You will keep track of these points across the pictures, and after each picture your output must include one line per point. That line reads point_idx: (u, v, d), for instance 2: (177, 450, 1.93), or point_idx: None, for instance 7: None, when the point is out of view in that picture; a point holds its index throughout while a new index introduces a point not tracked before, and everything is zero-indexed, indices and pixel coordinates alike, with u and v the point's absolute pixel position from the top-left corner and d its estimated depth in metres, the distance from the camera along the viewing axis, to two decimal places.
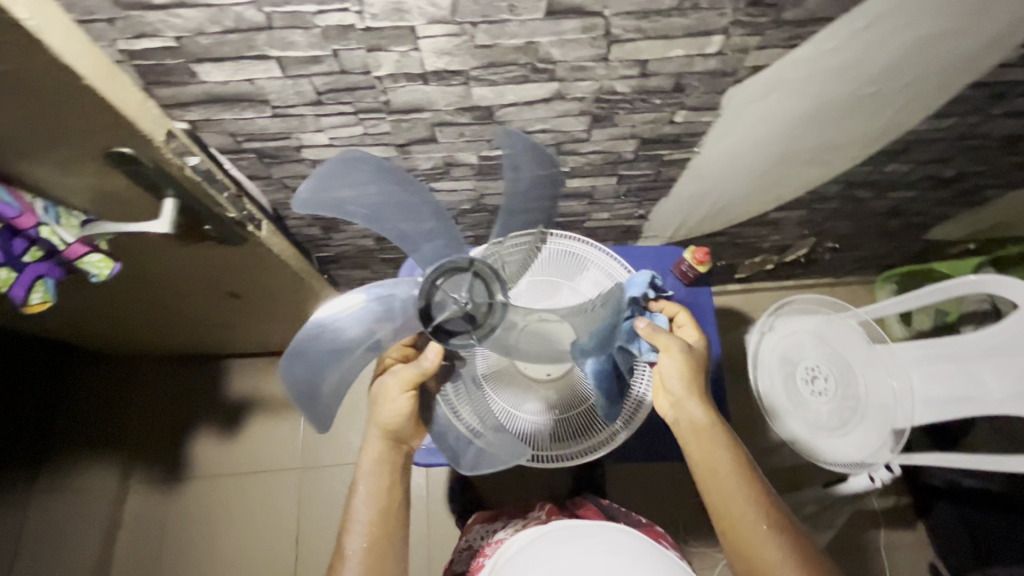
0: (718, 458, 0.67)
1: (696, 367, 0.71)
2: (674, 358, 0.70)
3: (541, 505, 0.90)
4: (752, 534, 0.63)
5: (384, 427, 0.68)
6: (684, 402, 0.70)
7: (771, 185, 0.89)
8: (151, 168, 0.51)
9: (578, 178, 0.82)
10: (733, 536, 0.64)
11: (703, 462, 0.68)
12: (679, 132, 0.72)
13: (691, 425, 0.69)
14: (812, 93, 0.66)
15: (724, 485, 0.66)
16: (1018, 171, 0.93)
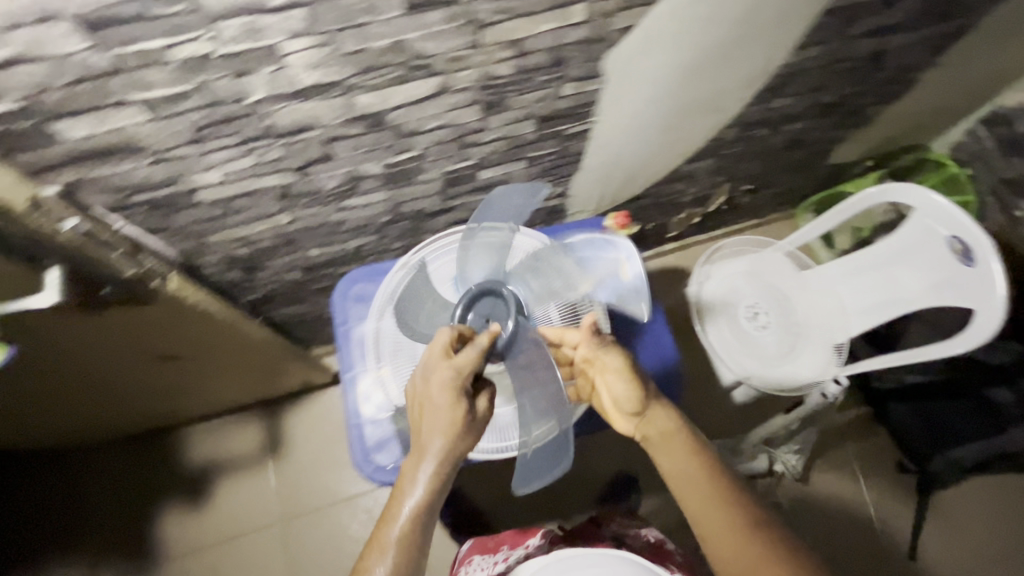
0: (688, 463, 0.67)
1: (641, 377, 0.72)
2: (617, 376, 0.72)
3: (542, 533, 0.89)
4: (731, 533, 0.61)
5: (433, 422, 0.63)
6: (643, 414, 0.72)
7: (673, 140, 0.93)
8: (21, 237, 0.55)
9: (489, 168, 0.83)
10: (708, 539, 0.62)
11: (674, 469, 0.67)
12: (572, 104, 0.74)
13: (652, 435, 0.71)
14: (685, 43, 0.69)
15: (697, 488, 0.64)
16: (889, 86, 1.00)
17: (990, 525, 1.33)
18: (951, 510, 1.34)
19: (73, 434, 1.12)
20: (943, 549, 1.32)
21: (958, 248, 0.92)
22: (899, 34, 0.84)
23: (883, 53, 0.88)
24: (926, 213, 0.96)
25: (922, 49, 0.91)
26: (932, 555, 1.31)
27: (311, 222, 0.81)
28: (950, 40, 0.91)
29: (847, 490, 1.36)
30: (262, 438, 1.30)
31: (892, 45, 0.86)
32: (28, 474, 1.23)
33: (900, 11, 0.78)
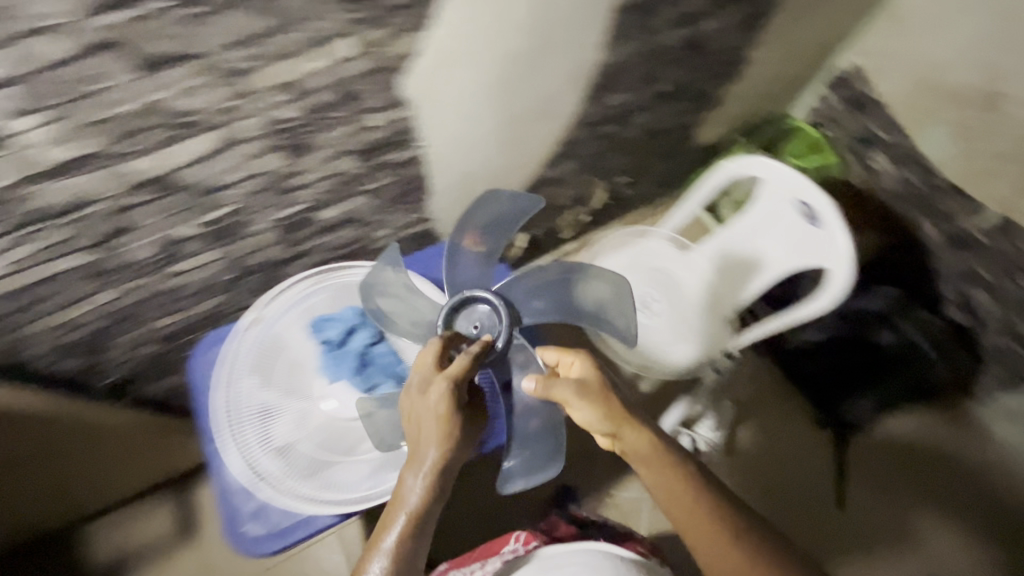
0: (668, 483, 0.67)
1: (607, 398, 0.70)
2: (585, 405, 0.70)
3: (518, 536, 0.89)
4: (715, 546, 0.64)
5: (433, 427, 0.66)
6: (620, 434, 0.69)
7: (519, 150, 0.93)
8: None
9: (326, 207, 0.80)
10: (696, 551, 0.65)
11: (659, 489, 0.68)
12: (387, 134, 0.72)
13: (632, 454, 0.69)
14: (481, 59, 0.68)
15: (680, 507, 0.66)
16: (721, 68, 1.04)
17: (906, 464, 1.37)
18: (867, 456, 1.39)
19: None
20: (869, 496, 1.36)
21: (808, 210, 0.98)
22: (706, 20, 0.87)
23: (699, 39, 0.91)
24: (775, 182, 1.01)
25: (737, 30, 0.95)
26: (857, 504, 1.35)
27: (143, 293, 0.76)
28: (759, 17, 0.95)
29: (772, 455, 1.39)
30: (172, 520, 1.17)
31: (704, 30, 0.90)
32: None
33: None
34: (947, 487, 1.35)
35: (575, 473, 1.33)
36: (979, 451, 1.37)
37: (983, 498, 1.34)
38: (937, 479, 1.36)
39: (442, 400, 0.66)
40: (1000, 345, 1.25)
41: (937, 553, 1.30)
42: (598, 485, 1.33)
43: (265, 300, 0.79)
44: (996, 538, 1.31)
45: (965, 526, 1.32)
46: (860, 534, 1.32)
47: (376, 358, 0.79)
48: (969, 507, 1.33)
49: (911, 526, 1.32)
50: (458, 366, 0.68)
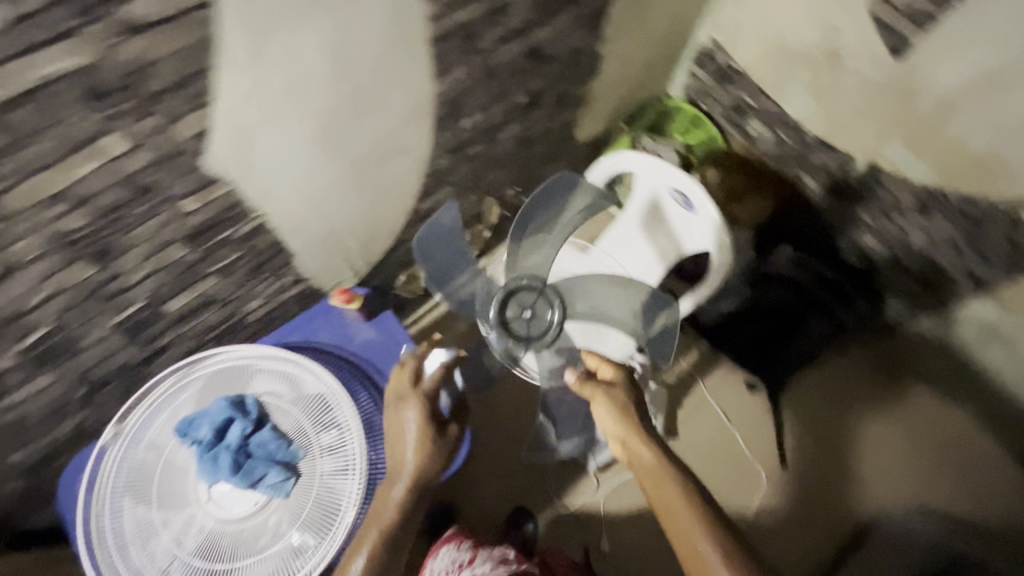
0: (664, 482, 0.82)
1: (628, 412, 0.91)
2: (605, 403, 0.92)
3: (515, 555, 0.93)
4: (694, 534, 0.76)
5: (407, 437, 0.76)
6: (635, 443, 0.88)
7: (379, 191, 0.89)
8: None
9: (172, 299, 0.74)
10: (675, 541, 0.78)
11: (654, 490, 0.83)
12: (211, 214, 0.67)
13: (637, 458, 0.87)
14: (289, 120, 0.64)
15: (671, 503, 0.80)
16: (575, 68, 1.03)
17: (842, 411, 1.41)
18: (803, 411, 1.42)
19: None
20: (809, 450, 1.39)
21: (681, 197, 0.99)
22: (539, 29, 0.86)
23: (539, 48, 0.90)
24: (647, 175, 1.02)
25: (578, 31, 0.94)
26: (800, 459, 1.38)
27: None
28: (598, 15, 0.95)
29: (714, 428, 1.41)
30: None
31: (541, 39, 0.88)
32: None
33: (519, 12, 0.79)
34: (881, 426, 1.39)
35: (525, 490, 1.32)
36: (907, 386, 1.41)
37: (918, 431, 1.38)
38: (872, 421, 1.39)
39: (416, 414, 0.77)
40: (895, 281, 1.31)
41: (881, 492, 1.34)
42: (551, 497, 1.32)
43: (124, 412, 0.74)
44: (934, 467, 1.35)
45: (904, 462, 1.36)
46: (807, 488, 1.36)
47: (260, 447, 0.75)
48: (906, 443, 1.37)
49: (854, 471, 1.36)
50: (428, 383, 0.79)
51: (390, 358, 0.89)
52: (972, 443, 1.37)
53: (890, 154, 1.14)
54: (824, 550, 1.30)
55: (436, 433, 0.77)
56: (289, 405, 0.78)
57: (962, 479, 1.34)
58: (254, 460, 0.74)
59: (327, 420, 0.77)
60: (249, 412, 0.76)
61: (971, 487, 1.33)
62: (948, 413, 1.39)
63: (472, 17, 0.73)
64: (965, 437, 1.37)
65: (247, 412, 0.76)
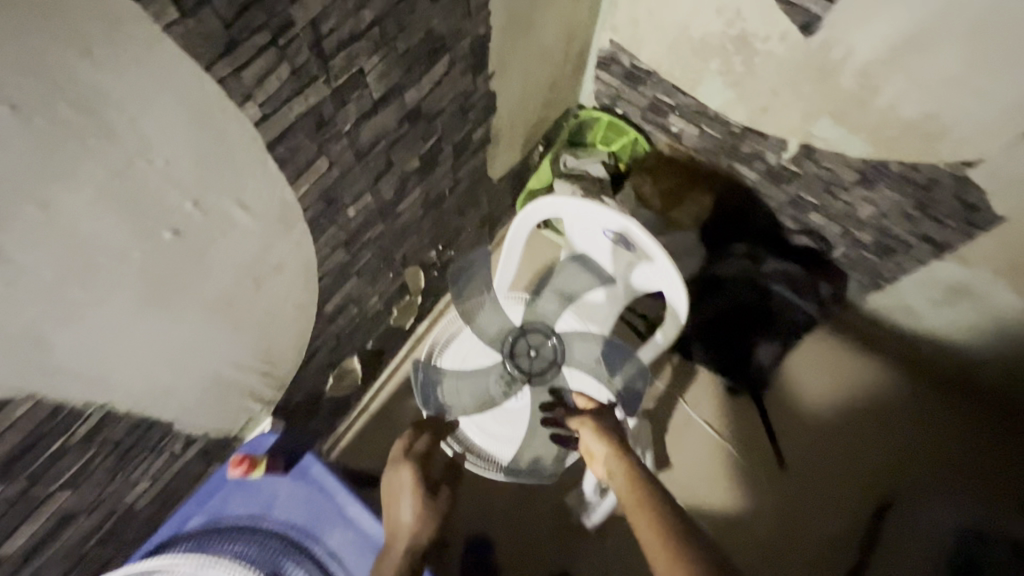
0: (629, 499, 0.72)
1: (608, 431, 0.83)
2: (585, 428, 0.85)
3: None
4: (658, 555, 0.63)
5: (404, 494, 0.79)
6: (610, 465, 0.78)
7: (266, 316, 0.73)
8: None
9: (11, 536, 0.57)
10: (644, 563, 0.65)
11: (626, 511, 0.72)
12: (24, 435, 0.51)
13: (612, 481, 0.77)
14: (94, 299, 0.48)
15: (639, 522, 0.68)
16: (468, 114, 0.90)
17: (826, 393, 1.36)
18: (789, 402, 1.36)
19: None
20: (798, 438, 1.33)
21: (616, 236, 0.88)
22: (410, 91, 0.72)
23: (417, 108, 0.76)
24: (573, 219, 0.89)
25: (460, 76, 0.81)
26: (799, 454, 1.32)
27: None
28: (478, 54, 0.82)
29: (706, 446, 1.32)
30: None
31: (416, 99, 0.74)
32: None
33: (378, 81, 0.65)
34: (864, 399, 1.36)
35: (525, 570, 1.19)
36: (872, 350, 1.40)
37: (895, 394, 1.37)
38: (854, 395, 1.36)
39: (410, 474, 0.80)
40: (851, 254, 1.25)
41: (880, 466, 1.31)
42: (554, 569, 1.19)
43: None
44: (919, 425, 1.34)
45: (892, 429, 1.34)
46: (813, 483, 1.29)
47: None
48: (888, 410, 1.35)
49: (851, 452, 1.32)
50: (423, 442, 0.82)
51: (319, 511, 0.78)
52: (943, 391, 1.37)
53: (821, 132, 1.07)
54: (845, 544, 1.24)
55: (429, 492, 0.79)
56: None
57: (939, 427, 1.34)
58: None
59: None
60: None
61: (957, 436, 1.33)
62: (918, 368, 1.39)
63: (317, 103, 0.58)
64: (935, 392, 1.37)
65: None
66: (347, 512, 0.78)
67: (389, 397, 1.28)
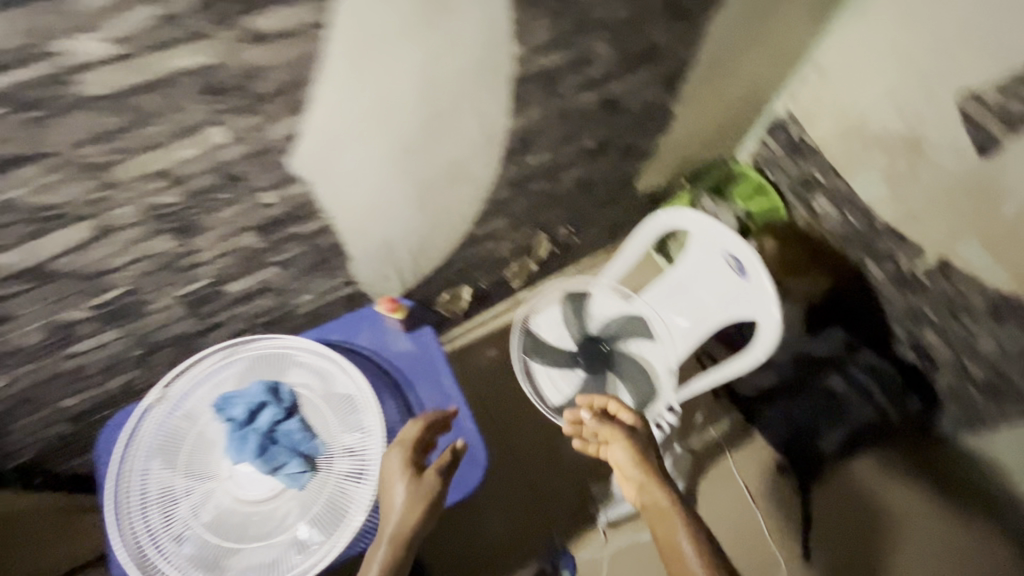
0: (672, 526, 0.76)
1: (644, 452, 0.85)
2: (622, 446, 0.86)
3: None
4: None
5: (391, 482, 0.71)
6: (651, 486, 0.82)
7: (440, 210, 0.93)
8: None
9: (235, 281, 0.79)
10: None
11: (667, 543, 0.75)
12: (287, 209, 0.72)
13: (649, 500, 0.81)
14: (372, 133, 0.68)
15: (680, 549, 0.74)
16: (646, 121, 1.06)
17: (884, 483, 1.34)
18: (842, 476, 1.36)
19: None
20: (839, 507, 1.33)
21: (734, 262, 0.97)
22: (616, 81, 0.89)
23: (614, 97, 0.92)
24: (702, 234, 1.00)
25: (654, 87, 0.97)
26: (835, 525, 1.31)
27: (39, 376, 0.74)
28: (676, 75, 0.98)
29: (737, 504, 1.34)
30: None
31: (616, 90, 0.91)
32: None
33: (600, 65, 0.83)
34: (952, 513, 1.31)
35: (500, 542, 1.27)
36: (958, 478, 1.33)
37: (982, 514, 1.31)
38: (914, 501, 1.32)
39: (398, 461, 0.72)
40: (953, 383, 1.23)
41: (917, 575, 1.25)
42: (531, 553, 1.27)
43: (172, 378, 0.79)
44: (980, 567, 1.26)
45: (973, 548, 1.27)
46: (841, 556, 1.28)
47: (275, 436, 0.76)
48: (949, 525, 1.30)
49: (891, 547, 1.28)
50: (411, 433, 0.75)
51: (421, 377, 0.89)
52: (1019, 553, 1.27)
53: (963, 253, 1.09)
54: None
55: (414, 478, 0.71)
56: (321, 401, 0.80)
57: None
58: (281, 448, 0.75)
59: (351, 421, 0.79)
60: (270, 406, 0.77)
61: None
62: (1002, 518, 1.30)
63: (557, 62, 0.76)
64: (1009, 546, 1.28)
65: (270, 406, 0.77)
66: (453, 395, 0.87)
67: (475, 338, 1.44)
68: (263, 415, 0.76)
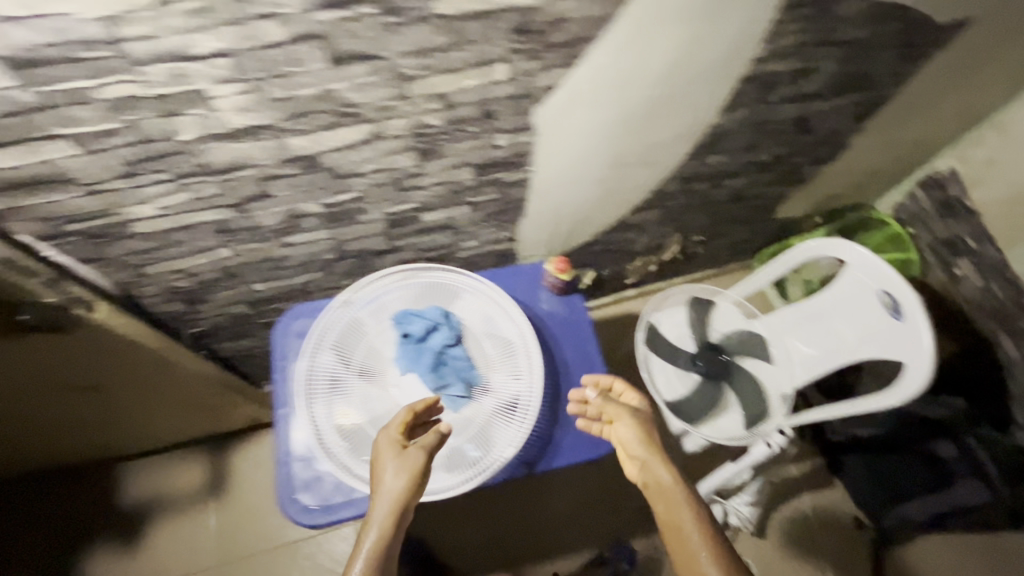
0: (677, 509, 0.69)
1: (648, 430, 0.78)
2: (628, 423, 0.79)
3: None
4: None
5: (380, 461, 0.70)
6: (654, 466, 0.74)
7: (616, 190, 0.97)
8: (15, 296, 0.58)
9: (432, 211, 0.86)
10: None
11: (667, 526, 0.69)
12: (508, 155, 0.78)
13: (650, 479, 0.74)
14: (609, 101, 0.73)
15: (681, 529, 0.67)
16: (820, 148, 1.07)
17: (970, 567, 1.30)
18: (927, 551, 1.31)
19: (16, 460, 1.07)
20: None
21: (887, 301, 0.96)
22: (819, 101, 0.90)
23: (807, 117, 0.94)
24: (856, 267, 1.00)
25: (845, 115, 0.98)
26: None
27: (253, 256, 0.82)
28: (869, 109, 0.98)
29: (804, 546, 1.33)
30: (204, 477, 1.29)
31: (814, 110, 0.93)
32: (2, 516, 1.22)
33: (815, 80, 0.85)
34: None
35: (566, 521, 1.30)
36: None
37: None
38: None
39: (385, 442, 0.72)
40: None
41: None
42: (593, 538, 1.29)
43: (358, 286, 0.86)
44: None
45: None
46: None
47: (446, 360, 0.82)
48: None
49: None
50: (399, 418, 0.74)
51: (568, 339, 0.93)
52: None
53: None
54: None
55: (399, 458, 0.70)
56: (483, 338, 0.86)
57: None
58: (449, 372, 0.82)
59: (508, 362, 0.84)
60: (448, 333, 0.83)
61: None
62: None
63: (783, 70, 0.79)
64: None
65: (448, 333, 0.83)
66: (596, 364, 0.92)
67: None
68: (439, 338, 0.83)
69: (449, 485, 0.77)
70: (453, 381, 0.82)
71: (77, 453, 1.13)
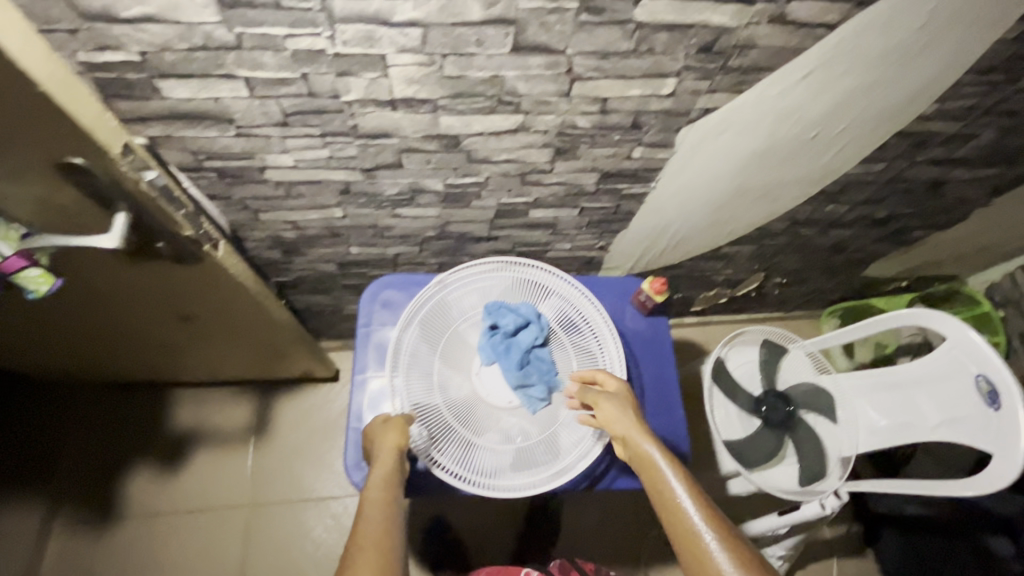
0: (676, 497, 0.63)
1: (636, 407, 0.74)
2: (613, 403, 0.74)
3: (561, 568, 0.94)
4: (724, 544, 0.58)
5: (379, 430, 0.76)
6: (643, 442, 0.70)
7: (725, 219, 0.94)
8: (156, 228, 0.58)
9: (542, 208, 0.84)
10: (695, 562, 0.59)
11: (661, 503, 0.64)
12: (637, 167, 0.76)
13: (641, 457, 0.69)
14: (759, 132, 0.70)
15: (676, 505, 0.63)
16: (939, 214, 1.02)
17: None
18: None
19: (88, 369, 1.11)
20: None
21: (985, 387, 0.90)
22: (961, 167, 0.86)
23: (942, 182, 0.90)
24: (957, 346, 0.94)
25: (980, 186, 0.93)
26: None
27: (361, 221, 0.82)
28: (1006, 184, 0.93)
29: None
30: (248, 418, 1.32)
31: (952, 176, 0.88)
32: (59, 417, 1.26)
33: (966, 147, 0.80)
34: None
35: (594, 537, 1.25)
36: None
37: None
38: None
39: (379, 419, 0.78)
40: None
41: None
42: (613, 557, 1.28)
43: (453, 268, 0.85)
44: None
45: None
46: None
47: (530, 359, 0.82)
48: None
49: None
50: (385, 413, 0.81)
51: (648, 362, 0.92)
52: None
53: None
54: None
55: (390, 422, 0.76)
56: (568, 345, 0.85)
57: None
58: (533, 371, 0.81)
59: None
60: (539, 332, 0.83)
61: None
62: None
63: (940, 131, 0.75)
64: None
65: (538, 331, 0.83)
66: (672, 392, 0.91)
67: None
68: (528, 335, 0.82)
69: (514, 486, 0.76)
70: (534, 381, 0.81)
71: (143, 373, 1.16)
